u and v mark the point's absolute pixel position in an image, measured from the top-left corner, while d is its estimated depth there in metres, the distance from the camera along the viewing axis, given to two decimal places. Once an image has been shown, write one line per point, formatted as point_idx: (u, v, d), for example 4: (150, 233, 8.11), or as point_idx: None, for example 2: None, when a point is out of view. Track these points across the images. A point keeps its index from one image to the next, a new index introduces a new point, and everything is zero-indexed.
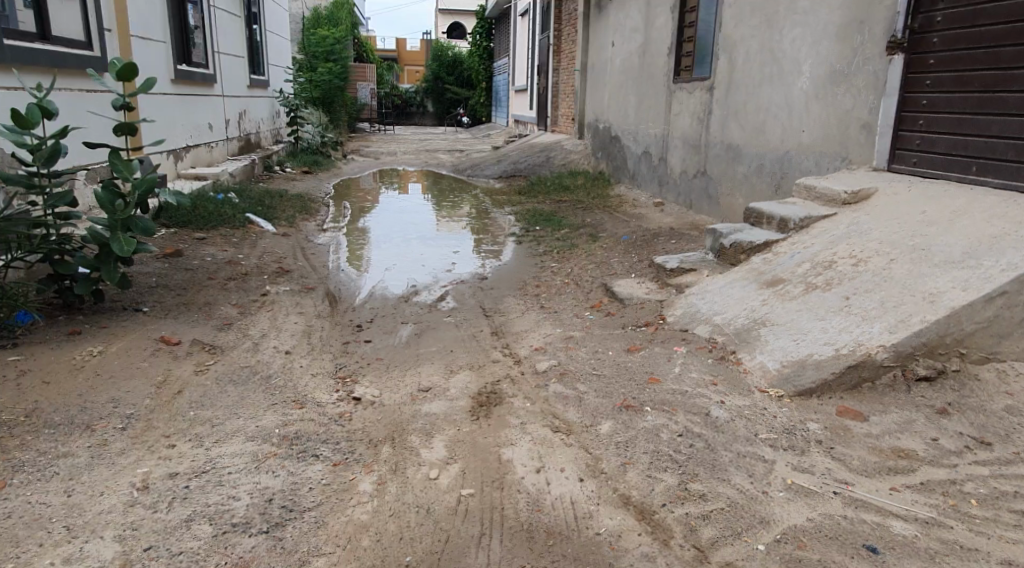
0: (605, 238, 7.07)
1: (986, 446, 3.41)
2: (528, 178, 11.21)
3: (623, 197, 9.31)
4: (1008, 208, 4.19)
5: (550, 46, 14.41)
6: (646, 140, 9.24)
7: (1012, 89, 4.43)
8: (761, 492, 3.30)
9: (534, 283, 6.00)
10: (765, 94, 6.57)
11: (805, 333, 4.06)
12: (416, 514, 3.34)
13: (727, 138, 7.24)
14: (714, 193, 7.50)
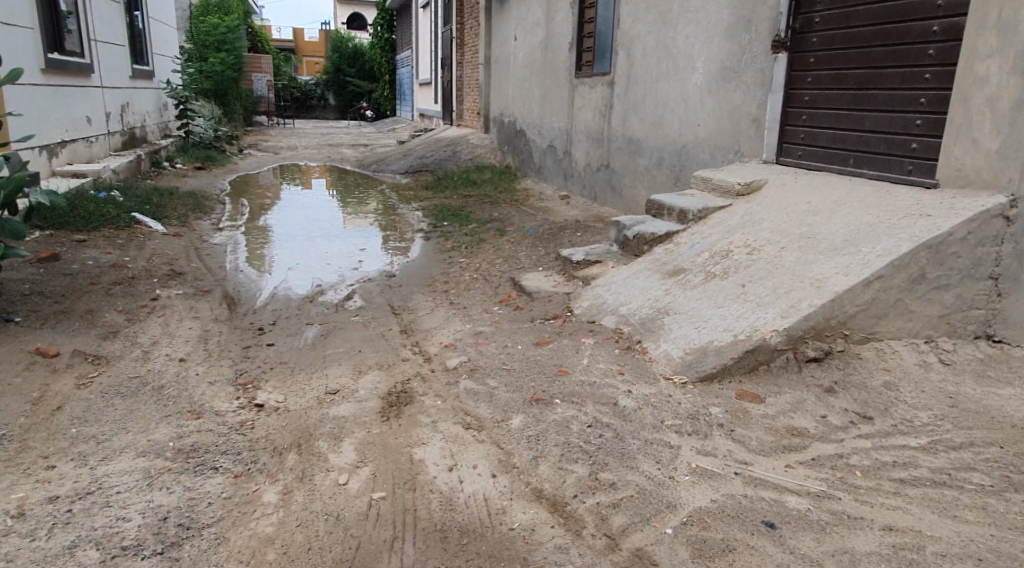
0: (511, 233, 7.11)
1: (868, 420, 3.63)
2: (435, 173, 11.12)
3: (530, 191, 9.38)
4: (883, 194, 4.43)
5: (453, 39, 14.31)
6: (550, 133, 9.33)
7: (882, 86, 4.65)
8: (667, 477, 3.41)
9: (443, 280, 5.95)
10: (661, 89, 6.75)
11: (706, 320, 4.19)
12: (325, 523, 3.26)
13: (628, 131, 7.40)
14: (618, 185, 7.66)
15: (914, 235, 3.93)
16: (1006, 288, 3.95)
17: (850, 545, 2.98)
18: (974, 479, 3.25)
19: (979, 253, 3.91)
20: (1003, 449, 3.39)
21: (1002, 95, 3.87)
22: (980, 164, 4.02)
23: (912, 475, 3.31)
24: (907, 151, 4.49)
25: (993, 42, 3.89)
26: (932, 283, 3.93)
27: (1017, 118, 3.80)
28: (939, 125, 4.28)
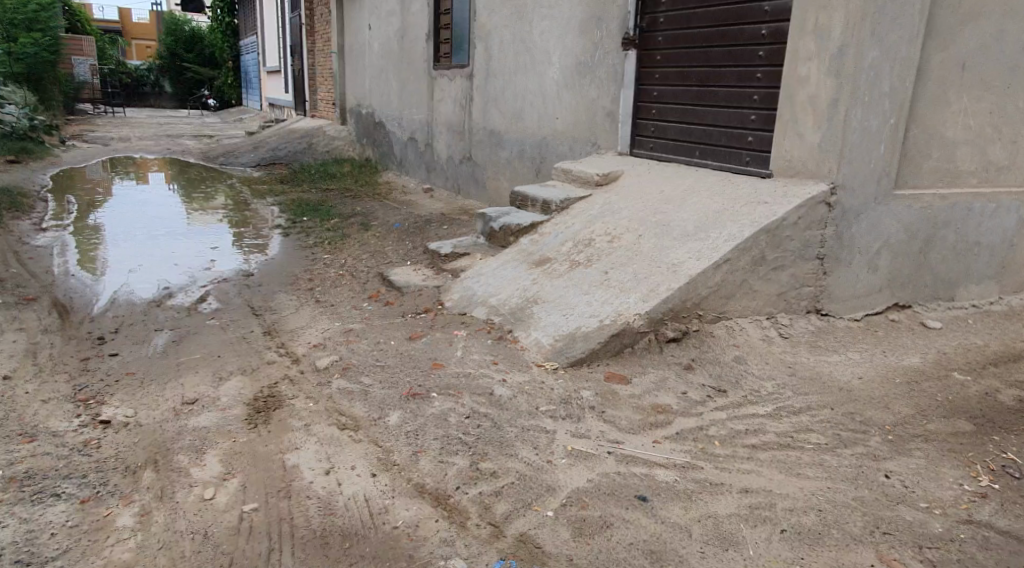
0: (375, 226, 6.98)
1: (722, 393, 3.92)
2: (290, 166, 10.68)
3: (392, 184, 9.29)
4: (727, 183, 4.77)
5: (301, 25, 13.71)
6: (410, 126, 9.29)
7: (720, 84, 5.00)
8: (546, 462, 3.50)
9: (306, 277, 5.73)
10: (519, 82, 6.94)
11: (573, 307, 4.33)
12: (191, 542, 3.07)
13: (488, 124, 7.49)
14: (481, 178, 7.77)
15: (754, 220, 4.25)
16: (830, 266, 4.39)
17: (713, 509, 3.21)
18: (812, 439, 3.61)
19: (808, 235, 4.30)
20: (835, 411, 3.79)
21: (821, 94, 4.27)
22: (805, 156, 4.41)
23: (761, 441, 3.61)
24: (745, 143, 4.85)
25: (812, 46, 4.28)
26: (771, 265, 4.27)
27: (835, 115, 4.21)
28: (771, 119, 4.65)
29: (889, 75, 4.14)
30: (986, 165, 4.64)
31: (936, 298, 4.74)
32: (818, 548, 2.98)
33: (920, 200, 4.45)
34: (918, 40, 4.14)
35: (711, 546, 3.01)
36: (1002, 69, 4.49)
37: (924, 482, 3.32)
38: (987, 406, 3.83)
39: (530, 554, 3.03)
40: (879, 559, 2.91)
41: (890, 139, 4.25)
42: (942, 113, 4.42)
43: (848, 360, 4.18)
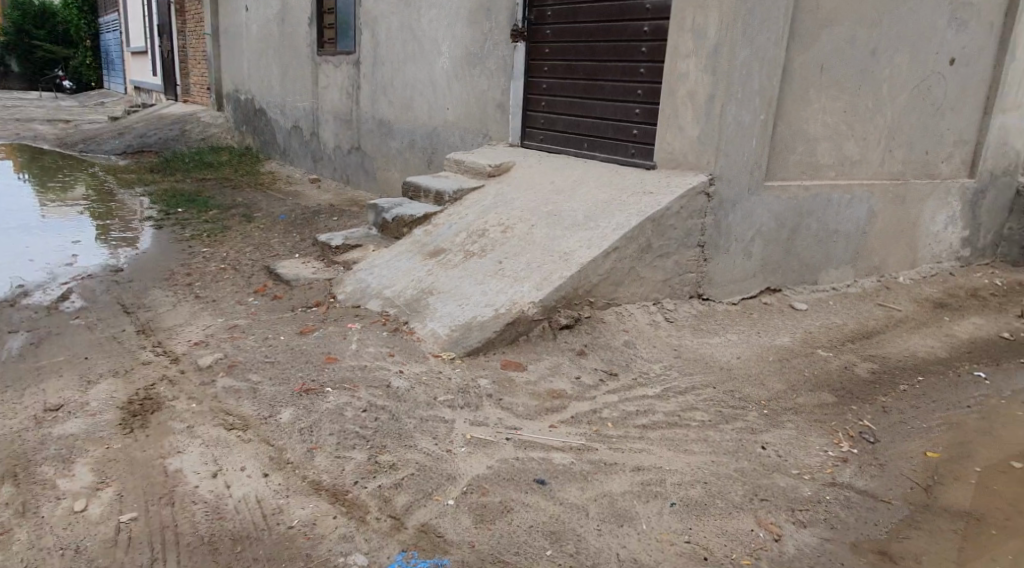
0: (259, 219, 6.81)
1: (615, 376, 4.00)
2: (160, 154, 10.09)
3: (276, 175, 9.15)
4: (614, 175, 4.92)
5: (170, 3, 12.89)
6: (294, 114, 9.18)
7: (606, 79, 5.17)
8: (445, 451, 3.38)
9: (183, 271, 5.40)
10: (408, 70, 7.02)
11: (468, 298, 4.32)
12: (60, 559, 2.82)
13: (377, 115, 7.55)
14: (369, 169, 7.83)
15: (640, 209, 4.43)
16: (710, 253, 4.66)
17: (608, 488, 3.18)
18: (697, 417, 3.72)
19: (689, 224, 4.53)
20: (718, 390, 3.96)
21: (698, 90, 4.52)
22: (686, 148, 4.64)
23: (651, 421, 3.66)
24: (630, 136, 5.04)
25: (690, 44, 4.52)
26: (657, 253, 4.47)
27: (712, 109, 4.46)
28: (654, 113, 4.85)
29: (759, 73, 4.46)
30: (842, 159, 5.09)
31: (802, 282, 5.16)
32: (705, 518, 3.03)
33: (786, 191, 4.83)
34: (783, 41, 4.48)
35: (607, 524, 2.98)
36: (854, 72, 4.94)
37: (795, 452, 3.49)
38: (847, 378, 4.20)
39: (431, 544, 2.89)
40: (760, 525, 3.00)
41: (761, 132, 4.58)
42: (804, 111, 4.82)
43: (728, 342, 4.44)
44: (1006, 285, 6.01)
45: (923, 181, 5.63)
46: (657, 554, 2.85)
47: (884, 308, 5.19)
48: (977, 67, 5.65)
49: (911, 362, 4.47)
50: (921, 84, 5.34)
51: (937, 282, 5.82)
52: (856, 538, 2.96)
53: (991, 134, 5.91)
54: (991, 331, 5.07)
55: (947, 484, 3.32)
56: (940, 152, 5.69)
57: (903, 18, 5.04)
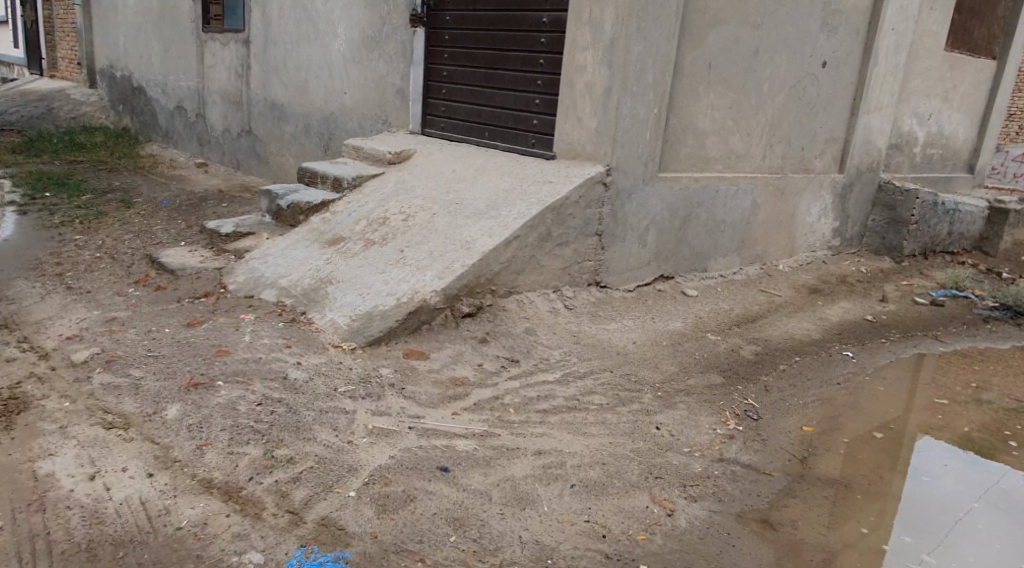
0: (139, 204, 6.43)
1: (515, 362, 4.02)
2: (22, 133, 9.33)
3: (158, 157, 8.73)
4: (515, 164, 4.95)
5: None
6: (177, 94, 8.80)
7: (506, 68, 5.18)
8: (346, 443, 3.22)
9: (53, 260, 4.99)
10: (302, 52, 6.91)
11: (369, 288, 4.22)
12: None
13: (269, 96, 7.42)
14: (262, 154, 7.68)
15: (541, 198, 4.47)
16: (607, 242, 4.77)
17: (510, 473, 3.15)
18: (595, 401, 3.77)
19: (588, 214, 4.62)
20: (614, 373, 4.06)
21: (596, 82, 4.60)
22: (584, 139, 4.72)
23: (551, 405, 3.69)
24: (530, 126, 5.08)
25: (588, 37, 4.59)
26: (556, 242, 4.53)
27: (608, 102, 4.56)
28: (553, 104, 4.91)
29: (652, 67, 4.61)
30: (728, 153, 5.35)
31: (693, 269, 5.38)
32: (603, 498, 3.07)
33: (678, 182, 5.04)
34: (674, 39, 4.65)
35: (510, 508, 2.95)
36: (738, 71, 5.19)
37: (686, 430, 3.63)
38: (733, 360, 4.42)
39: (332, 537, 2.72)
40: (654, 501, 3.08)
41: (654, 125, 4.76)
42: (694, 106, 5.02)
43: (624, 327, 4.57)
44: (869, 272, 6.51)
45: (799, 175, 5.99)
46: (558, 534, 2.84)
47: (766, 294, 5.50)
48: (845, 70, 6.06)
49: (790, 343, 4.76)
50: (797, 84, 5.68)
51: (811, 269, 6.24)
52: (741, 508, 3.11)
53: (857, 133, 6.36)
54: (857, 314, 5.48)
55: (819, 454, 3.56)
56: (814, 148, 6.08)
57: (781, 21, 5.32)
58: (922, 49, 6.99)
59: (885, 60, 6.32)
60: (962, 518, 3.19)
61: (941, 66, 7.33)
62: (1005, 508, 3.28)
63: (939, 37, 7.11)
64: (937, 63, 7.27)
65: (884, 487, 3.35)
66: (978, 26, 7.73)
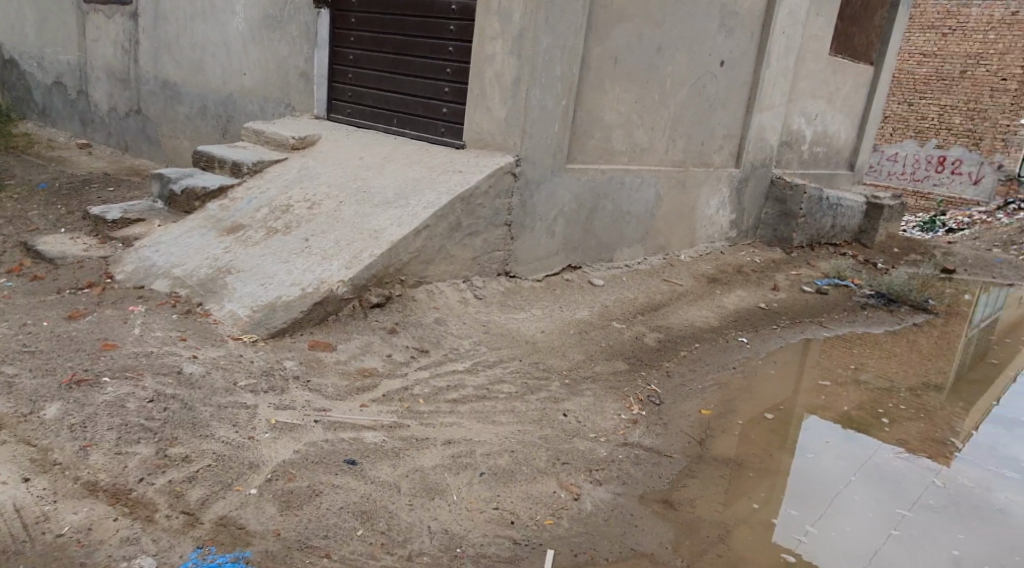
0: (14, 187, 5.98)
1: (425, 353, 3.98)
2: None
3: (35, 136, 8.15)
4: (424, 153, 4.90)
5: None
6: (56, 68, 8.24)
7: (415, 54, 5.12)
8: (246, 439, 3.08)
9: None
10: (197, 28, 6.62)
11: (272, 277, 4.07)
12: None
13: (161, 74, 7.07)
14: (153, 135, 7.31)
15: (450, 188, 4.45)
16: (516, 232, 4.80)
17: (419, 463, 3.12)
18: (504, 389, 3.79)
19: (497, 204, 4.63)
20: (523, 361, 4.10)
21: (505, 72, 4.60)
22: (493, 129, 4.72)
23: (460, 395, 3.67)
24: (439, 115, 5.03)
25: (496, 26, 4.58)
26: (466, 231, 4.52)
27: (517, 92, 4.58)
28: (462, 93, 4.88)
29: (560, 59, 4.66)
30: (633, 147, 5.49)
31: (599, 259, 5.48)
32: (511, 485, 3.09)
33: (586, 173, 5.12)
34: (581, 33, 4.72)
35: (419, 498, 2.92)
36: (642, 66, 5.31)
37: (592, 416, 3.70)
38: (637, 347, 4.54)
39: (231, 537, 2.62)
40: (561, 486, 3.13)
41: (562, 117, 4.83)
42: (600, 99, 5.12)
43: (533, 316, 4.62)
44: (763, 262, 6.83)
45: (699, 169, 6.21)
46: (466, 522, 2.85)
47: (669, 283, 5.69)
48: (740, 69, 6.30)
49: (690, 331, 4.93)
50: (697, 82, 5.87)
51: (710, 259, 6.49)
52: (643, 490, 3.21)
53: (752, 129, 6.64)
54: (752, 302, 5.74)
55: (716, 435, 3.71)
56: (713, 143, 6.30)
57: (683, 20, 5.48)
58: (810, 52, 7.36)
59: (776, 61, 6.62)
60: (843, 490, 3.39)
61: (825, 69, 7.75)
62: (880, 478, 3.51)
63: (824, 40, 7.51)
64: (822, 66, 7.68)
65: (774, 465, 3.53)
66: (858, 33, 8.21)
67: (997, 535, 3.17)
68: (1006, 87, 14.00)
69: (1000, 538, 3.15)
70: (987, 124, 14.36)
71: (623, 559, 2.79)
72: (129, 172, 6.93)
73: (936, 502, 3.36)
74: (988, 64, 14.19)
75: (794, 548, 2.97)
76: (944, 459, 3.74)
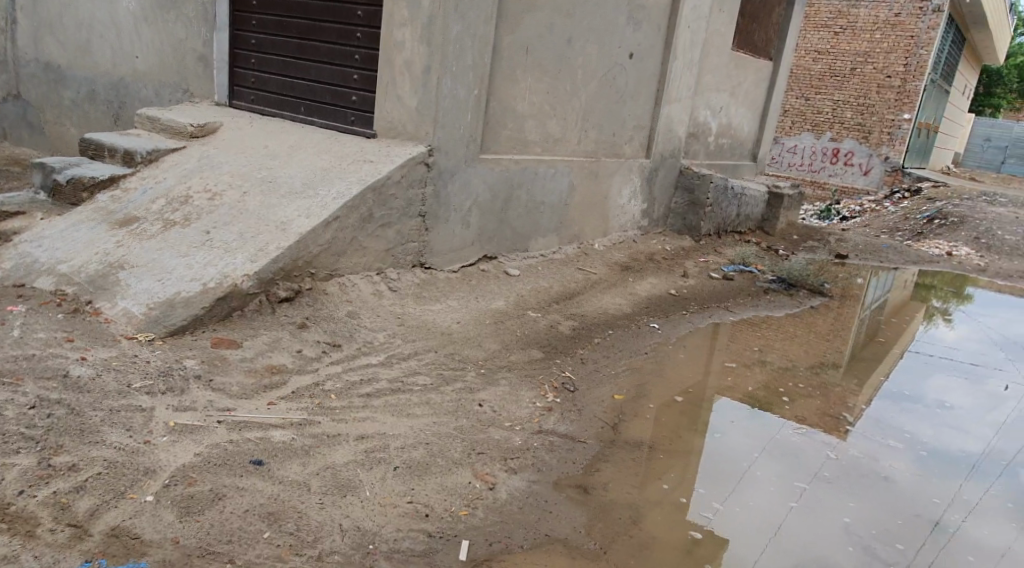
0: None
1: (338, 347, 3.88)
2: None
3: None
4: (332, 142, 4.78)
5: None
6: None
7: (321, 39, 4.98)
8: (142, 443, 2.92)
9: None
10: (83, 8, 6.25)
11: (170, 272, 3.86)
12: None
13: (43, 56, 6.64)
14: (35, 121, 6.86)
15: (361, 178, 4.35)
16: (430, 223, 4.75)
17: (331, 460, 3.04)
18: (419, 381, 3.75)
19: (410, 194, 4.56)
20: (438, 353, 4.06)
21: (415, 60, 4.52)
22: (404, 118, 4.64)
23: (374, 389, 3.59)
24: (348, 103, 4.91)
25: (405, 13, 4.48)
26: (378, 222, 4.43)
27: (428, 81, 4.50)
28: (371, 81, 4.77)
29: (470, 48, 4.62)
30: (545, 137, 5.51)
31: (514, 249, 5.49)
32: (425, 477, 3.05)
33: (499, 163, 5.10)
34: (492, 21, 4.69)
35: (330, 496, 2.85)
36: (553, 56, 5.33)
37: (507, 405, 3.71)
38: (551, 335, 4.58)
39: (124, 548, 2.48)
40: (476, 476, 3.12)
41: (473, 107, 4.80)
42: (512, 89, 5.11)
43: (448, 307, 4.58)
44: (673, 250, 7.00)
45: (610, 159, 6.29)
46: (379, 518, 2.80)
47: (583, 272, 5.76)
48: (648, 62, 6.42)
49: (604, 318, 5.01)
50: (607, 73, 5.94)
51: (623, 247, 6.61)
52: (557, 476, 3.23)
53: (660, 120, 6.78)
54: (662, 289, 5.87)
55: (628, 419, 3.77)
56: (623, 134, 6.40)
57: (592, 11, 5.53)
58: (713, 47, 7.57)
59: (682, 55, 6.78)
60: (748, 466, 3.52)
61: (728, 64, 7.99)
62: (782, 453, 3.66)
63: (727, 36, 7.74)
64: (725, 61, 7.92)
65: (684, 446, 3.62)
66: (758, 30, 8.50)
67: (887, 500, 3.36)
68: (891, 84, 14.90)
69: (889, 503, 3.34)
70: (875, 119, 15.17)
71: (537, 546, 2.80)
72: (9, 160, 6.48)
73: (833, 472, 3.53)
74: (875, 62, 15.05)
75: (703, 525, 3.07)
76: (840, 434, 3.93)
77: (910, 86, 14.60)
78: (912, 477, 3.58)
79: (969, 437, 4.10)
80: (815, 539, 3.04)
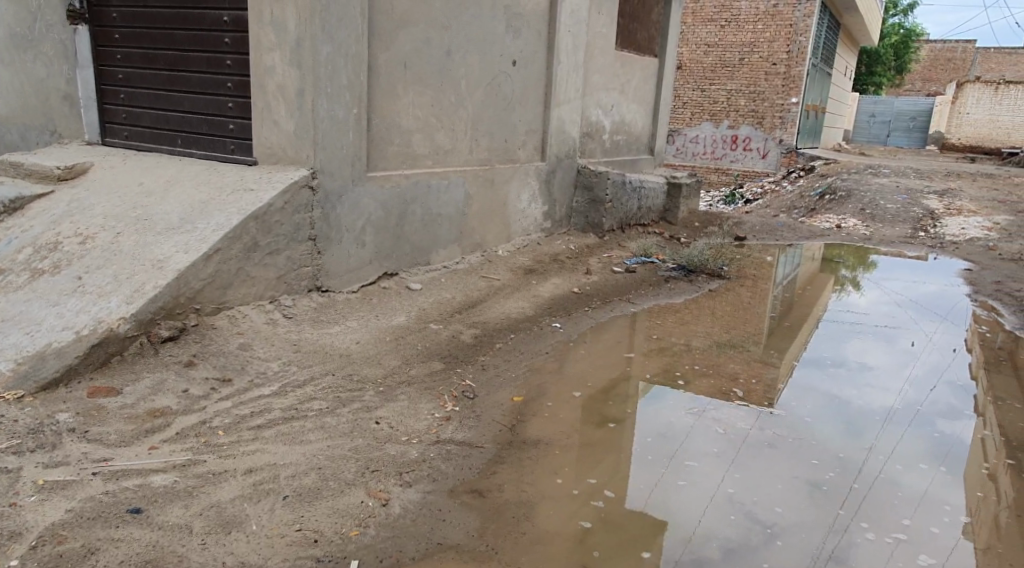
0: None
1: (228, 382, 3.77)
2: None
3: None
4: (211, 173, 4.66)
5: None
6: None
7: (191, 69, 4.85)
8: (6, 507, 2.77)
9: None
10: None
11: (39, 324, 3.68)
12: None
13: None
14: None
15: (240, 207, 4.26)
16: (322, 246, 4.70)
17: (216, 498, 2.95)
18: (315, 406, 3.69)
19: (296, 219, 4.49)
20: (335, 376, 4.00)
21: (287, 83, 4.46)
22: (283, 142, 4.57)
23: (266, 420, 3.51)
24: (225, 131, 4.79)
25: (272, 36, 4.42)
26: (264, 251, 4.35)
27: (303, 104, 4.45)
28: (246, 107, 4.67)
29: (344, 68, 4.60)
30: (434, 149, 5.52)
31: (415, 263, 5.48)
32: (317, 503, 3.00)
33: (388, 180, 5.08)
34: (363, 40, 4.68)
35: (212, 535, 2.77)
36: (433, 70, 5.36)
37: (405, 420, 3.70)
38: (453, 345, 4.59)
39: None
40: (369, 495, 3.09)
41: (354, 126, 4.77)
42: (392, 104, 5.10)
43: (347, 329, 4.53)
44: (576, 248, 7.13)
45: (504, 165, 6.36)
46: (266, 550, 2.74)
47: (485, 279, 5.80)
48: (532, 68, 6.53)
49: (506, 322, 5.06)
50: (491, 82, 6.02)
51: (526, 251, 6.68)
52: (454, 484, 3.24)
53: (551, 123, 6.90)
54: (564, 288, 5.97)
55: (528, 419, 3.82)
56: (514, 140, 6.48)
57: (468, 23, 5.58)
58: (597, 49, 7.78)
59: (566, 59, 6.93)
60: (646, 451, 3.61)
61: (613, 63, 8.21)
62: (682, 434, 3.77)
63: (609, 37, 7.95)
64: (610, 61, 8.13)
65: (583, 439, 3.69)
66: (640, 29, 8.78)
67: (777, 467, 3.51)
68: (777, 71, 15.61)
69: (776, 470, 3.48)
70: (766, 104, 15.88)
71: (430, 555, 2.82)
72: None
73: (728, 447, 3.66)
74: (760, 51, 15.75)
75: (601, 514, 3.13)
76: (735, 409, 4.07)
77: (794, 71, 15.37)
78: (807, 442, 3.75)
79: (877, 395, 4.34)
80: (707, 514, 3.14)
